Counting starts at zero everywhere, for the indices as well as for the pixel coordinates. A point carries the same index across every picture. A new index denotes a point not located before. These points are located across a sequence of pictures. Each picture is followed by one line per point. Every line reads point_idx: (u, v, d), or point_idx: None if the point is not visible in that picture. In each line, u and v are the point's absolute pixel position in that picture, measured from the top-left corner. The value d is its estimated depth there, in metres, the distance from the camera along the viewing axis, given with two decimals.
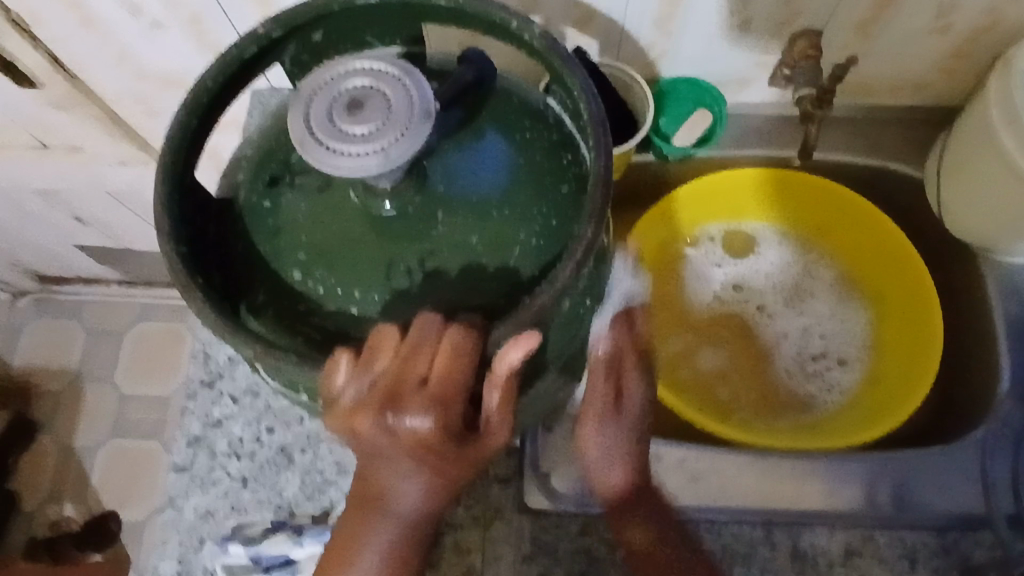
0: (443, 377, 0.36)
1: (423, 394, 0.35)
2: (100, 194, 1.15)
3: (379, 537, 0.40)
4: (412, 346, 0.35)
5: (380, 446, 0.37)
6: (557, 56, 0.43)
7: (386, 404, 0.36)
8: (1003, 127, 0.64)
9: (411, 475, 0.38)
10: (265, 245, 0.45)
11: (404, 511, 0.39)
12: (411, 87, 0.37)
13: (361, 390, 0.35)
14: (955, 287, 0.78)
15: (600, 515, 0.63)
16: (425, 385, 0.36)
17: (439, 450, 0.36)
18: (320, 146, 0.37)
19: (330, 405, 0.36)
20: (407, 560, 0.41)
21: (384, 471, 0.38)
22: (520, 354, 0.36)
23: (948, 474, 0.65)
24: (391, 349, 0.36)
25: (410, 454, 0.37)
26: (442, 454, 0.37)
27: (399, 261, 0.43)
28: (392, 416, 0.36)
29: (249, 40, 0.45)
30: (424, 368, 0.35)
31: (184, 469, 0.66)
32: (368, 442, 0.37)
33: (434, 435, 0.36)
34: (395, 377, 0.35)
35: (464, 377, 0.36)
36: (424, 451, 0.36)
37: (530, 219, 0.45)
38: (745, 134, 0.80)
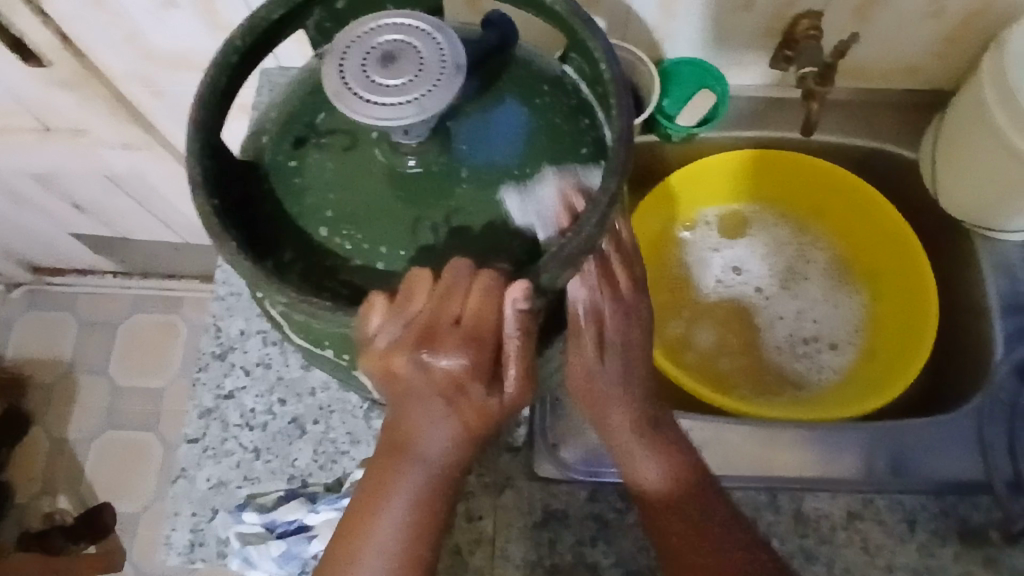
0: (472, 320, 0.39)
1: (455, 334, 0.40)
2: (99, 178, 1.14)
3: (409, 482, 0.44)
4: (446, 288, 0.39)
5: (415, 385, 0.40)
6: (578, 19, 0.45)
7: (421, 342, 0.39)
8: (997, 104, 0.66)
9: (440, 418, 0.42)
10: (291, 204, 0.46)
11: (431, 456, 0.43)
12: (441, 42, 0.39)
13: (399, 329, 0.39)
14: (949, 265, 0.80)
15: (609, 482, 0.65)
16: (458, 325, 0.39)
17: (468, 390, 0.40)
18: (355, 97, 0.38)
19: (370, 344, 0.40)
20: (433, 506, 0.44)
21: (417, 413, 0.42)
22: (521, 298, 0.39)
23: (946, 443, 0.67)
24: (426, 293, 0.39)
25: (441, 394, 0.41)
26: (470, 395, 0.41)
27: (425, 218, 0.44)
28: (427, 352, 0.40)
29: (276, 2, 0.46)
30: (457, 310, 0.39)
31: (196, 440, 0.67)
32: (404, 381, 0.40)
33: (464, 374, 0.40)
34: (430, 317, 0.39)
35: (491, 321, 0.39)
36: (454, 389, 0.40)
37: (552, 179, 0.46)
38: (745, 116, 0.82)
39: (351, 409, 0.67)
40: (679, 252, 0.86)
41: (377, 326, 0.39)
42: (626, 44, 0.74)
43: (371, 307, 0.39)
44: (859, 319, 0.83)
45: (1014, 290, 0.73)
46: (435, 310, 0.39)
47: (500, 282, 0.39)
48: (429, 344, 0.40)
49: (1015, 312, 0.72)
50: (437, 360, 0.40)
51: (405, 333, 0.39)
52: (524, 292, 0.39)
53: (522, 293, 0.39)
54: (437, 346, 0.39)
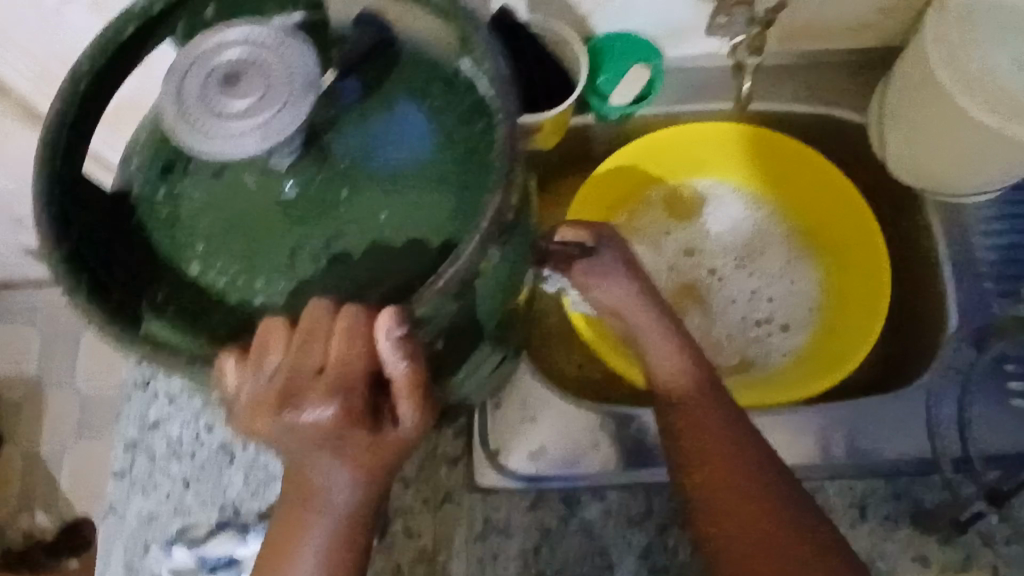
0: (336, 365, 0.37)
1: (318, 384, 0.37)
2: None
3: (314, 529, 0.41)
4: (306, 334, 0.37)
5: (290, 442, 0.38)
6: (457, 12, 0.41)
7: (284, 402, 0.37)
8: (939, 65, 0.61)
9: (333, 467, 0.39)
10: (161, 237, 0.42)
11: (333, 501, 0.40)
12: (293, 57, 0.35)
13: (257, 390, 0.37)
14: (903, 231, 0.77)
15: (552, 488, 0.63)
16: (321, 375, 0.37)
17: (350, 434, 0.38)
18: (195, 128, 0.34)
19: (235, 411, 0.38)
20: (352, 544, 0.42)
21: (308, 467, 0.39)
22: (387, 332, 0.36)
23: (897, 422, 0.64)
24: (284, 347, 0.37)
25: (322, 444, 0.38)
26: (358, 440, 0.38)
27: (303, 244, 0.41)
28: (293, 412, 0.36)
29: (125, 18, 0.42)
30: (319, 359, 0.37)
31: (123, 473, 0.64)
32: (274, 438, 0.38)
33: (338, 424, 0.37)
34: (289, 371, 0.37)
35: (360, 360, 0.37)
36: (335, 439, 0.38)
37: (443, 190, 0.42)
38: (687, 90, 0.78)
39: None
40: (627, 237, 0.82)
41: (235, 388, 0.37)
42: (550, 21, 0.70)
43: (225, 367, 0.38)
44: (815, 298, 0.79)
45: (969, 253, 0.70)
46: (293, 363, 0.37)
47: (364, 315, 0.37)
48: (291, 402, 0.36)
49: (974, 275, 0.68)
50: (303, 418, 0.37)
51: (265, 393, 0.37)
52: (395, 319, 0.36)
53: (392, 322, 0.36)
54: (300, 400, 0.36)
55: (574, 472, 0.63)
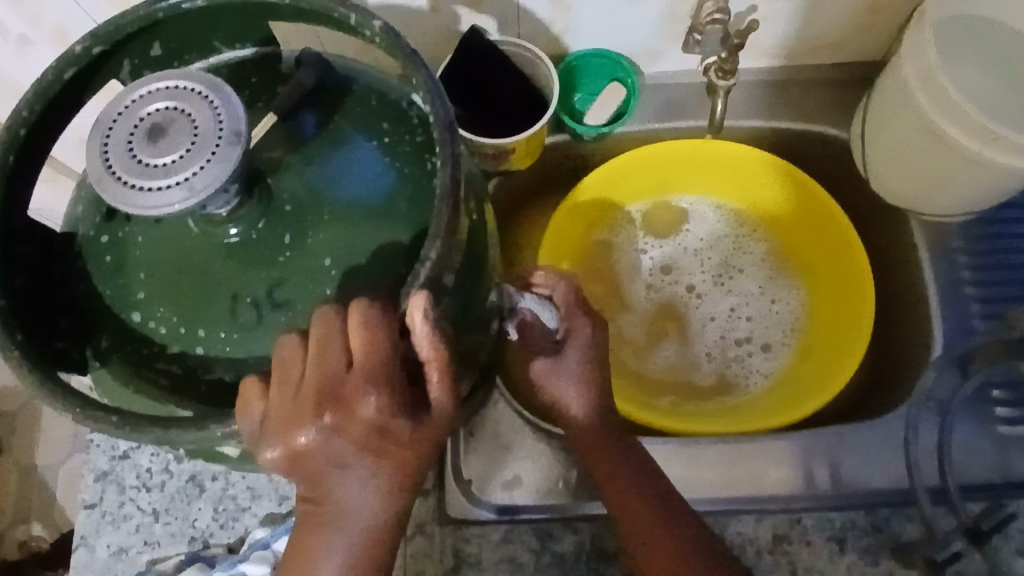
0: (364, 359, 0.33)
1: (355, 379, 0.33)
2: None
3: (340, 541, 0.37)
4: (324, 336, 0.33)
5: (331, 454, 0.33)
6: (399, 51, 0.39)
7: (325, 405, 0.32)
8: (918, 84, 0.61)
9: (364, 476, 0.35)
10: (105, 284, 0.41)
11: (358, 513, 0.36)
12: (219, 106, 0.34)
13: (288, 405, 0.33)
14: (886, 249, 0.75)
15: (523, 521, 0.62)
16: (351, 372, 0.33)
17: (393, 431, 0.34)
18: (119, 183, 0.33)
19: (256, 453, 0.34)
20: (380, 555, 0.38)
21: (333, 479, 0.35)
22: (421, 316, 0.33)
23: (874, 444, 0.64)
24: (301, 357, 0.34)
25: (361, 445, 0.33)
26: (398, 434, 0.34)
27: (244, 293, 0.40)
28: (333, 415, 0.32)
29: (64, 61, 0.41)
30: (343, 356, 0.33)
31: (93, 505, 0.64)
32: (313, 457, 0.33)
33: (384, 417, 0.33)
34: (320, 376, 0.33)
35: (387, 348, 0.33)
36: (379, 439, 0.34)
37: (390, 232, 0.41)
38: (666, 107, 0.76)
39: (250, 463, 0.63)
40: (604, 256, 0.81)
41: (262, 414, 0.33)
42: (522, 43, 0.68)
43: (246, 400, 0.34)
44: (795, 316, 0.79)
45: (953, 273, 0.68)
46: (317, 368, 0.33)
47: (382, 310, 0.33)
48: (333, 405, 0.32)
49: (953, 294, 0.67)
50: (351, 417, 0.33)
51: (296, 406, 0.33)
52: (428, 302, 0.34)
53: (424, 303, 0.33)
54: (342, 401, 0.32)
55: (549, 503, 0.63)
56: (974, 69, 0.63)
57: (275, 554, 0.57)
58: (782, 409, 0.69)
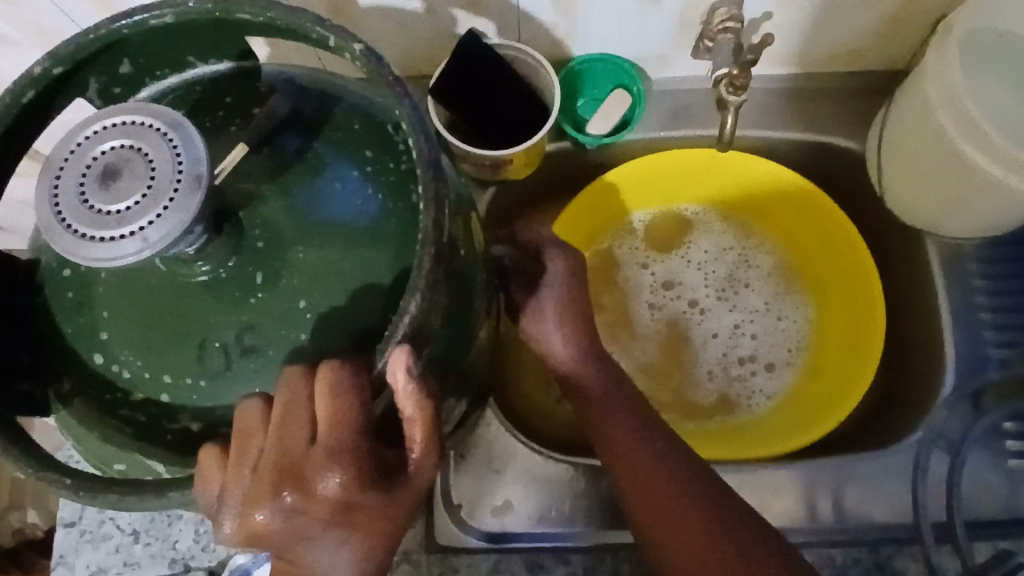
0: (329, 428, 0.30)
1: (317, 454, 0.30)
2: None
3: None
4: (288, 405, 0.31)
5: (293, 532, 0.31)
6: (382, 79, 0.37)
7: (283, 482, 0.30)
8: (940, 105, 0.58)
9: (334, 553, 0.32)
10: (67, 322, 0.39)
11: None
12: (178, 145, 0.31)
13: (246, 481, 0.31)
14: (900, 268, 0.72)
15: (513, 551, 0.60)
16: (316, 443, 0.30)
17: (361, 504, 0.31)
18: (69, 232, 0.31)
19: (215, 526, 0.31)
20: None
21: (301, 556, 0.33)
22: (406, 374, 0.31)
23: (880, 477, 0.62)
24: (263, 428, 0.32)
25: (329, 522, 0.31)
26: (368, 508, 0.32)
27: (212, 337, 0.37)
28: (293, 495, 0.30)
29: (23, 83, 0.38)
30: (309, 424, 0.31)
31: (72, 523, 0.62)
32: (273, 539, 0.30)
33: (352, 494, 0.30)
34: (280, 447, 0.30)
35: (356, 417, 0.30)
36: (346, 513, 0.31)
37: (369, 273, 0.39)
38: (673, 115, 0.72)
39: None
40: (604, 269, 0.78)
41: (219, 489, 0.31)
42: (522, 47, 0.65)
43: (206, 472, 0.31)
44: (801, 334, 0.76)
45: (969, 298, 0.65)
46: (279, 438, 0.31)
47: (350, 374, 0.31)
48: (291, 482, 0.30)
49: (969, 320, 0.64)
50: (312, 496, 0.30)
51: (255, 483, 0.30)
52: (411, 359, 0.31)
53: (405, 359, 0.31)
54: (303, 479, 0.30)
55: (540, 532, 0.61)
56: (1007, 88, 0.59)
57: None
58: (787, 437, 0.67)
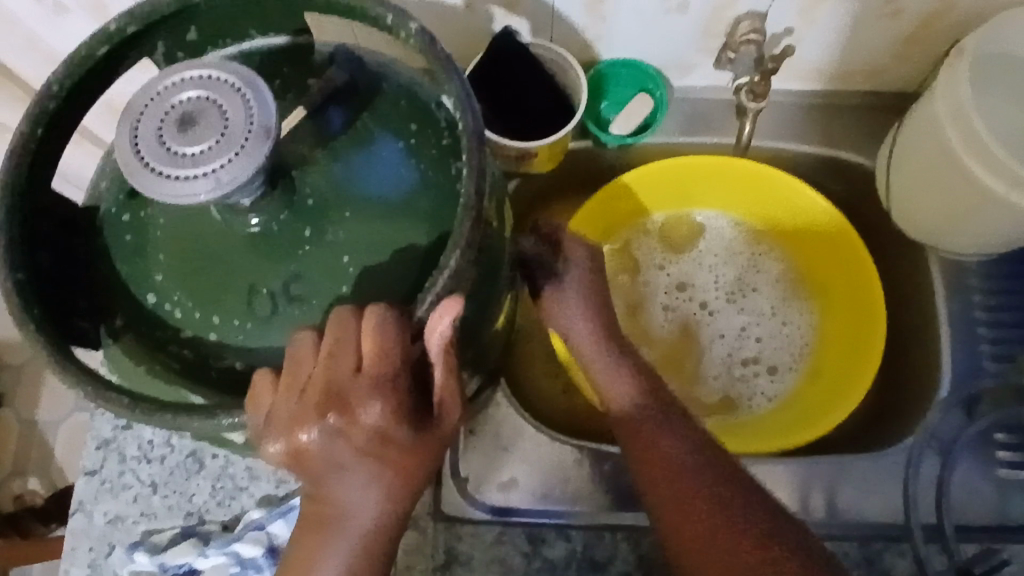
0: (373, 364, 0.33)
1: (360, 384, 0.33)
2: None
3: (333, 545, 0.38)
4: (335, 341, 0.33)
5: (330, 453, 0.34)
6: (434, 56, 0.40)
7: (329, 405, 0.33)
8: (949, 122, 0.61)
9: (364, 482, 0.36)
10: (124, 264, 0.42)
11: (357, 518, 0.37)
12: (250, 99, 0.35)
13: (294, 405, 0.33)
14: (903, 282, 0.75)
15: (516, 524, 0.62)
16: (360, 375, 0.33)
17: (394, 438, 0.34)
18: (147, 170, 0.34)
19: (261, 446, 0.34)
20: (375, 561, 0.39)
21: (334, 483, 0.36)
22: (449, 324, 0.34)
23: (873, 477, 0.64)
24: (312, 358, 0.34)
25: (364, 450, 0.34)
26: (399, 442, 0.35)
27: (261, 284, 0.40)
28: (336, 417, 0.33)
29: (98, 37, 0.41)
30: (355, 358, 0.33)
31: (93, 473, 0.64)
32: (315, 457, 0.34)
33: (387, 425, 0.34)
34: (327, 376, 0.33)
35: (397, 355, 0.33)
36: (379, 444, 0.34)
37: (408, 235, 0.42)
38: (692, 121, 0.76)
39: None
40: (617, 267, 0.81)
41: (266, 411, 0.33)
42: (552, 46, 0.68)
43: (256, 393, 0.34)
44: (805, 341, 0.78)
45: (968, 312, 0.68)
46: (327, 368, 0.33)
47: (394, 318, 0.34)
48: (337, 407, 0.33)
49: (966, 333, 0.67)
50: (353, 421, 0.33)
51: (301, 406, 0.33)
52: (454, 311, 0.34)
53: (450, 311, 0.34)
54: (347, 406, 0.33)
55: (542, 508, 0.63)
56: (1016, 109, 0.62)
57: (269, 536, 0.59)
58: (786, 433, 0.69)
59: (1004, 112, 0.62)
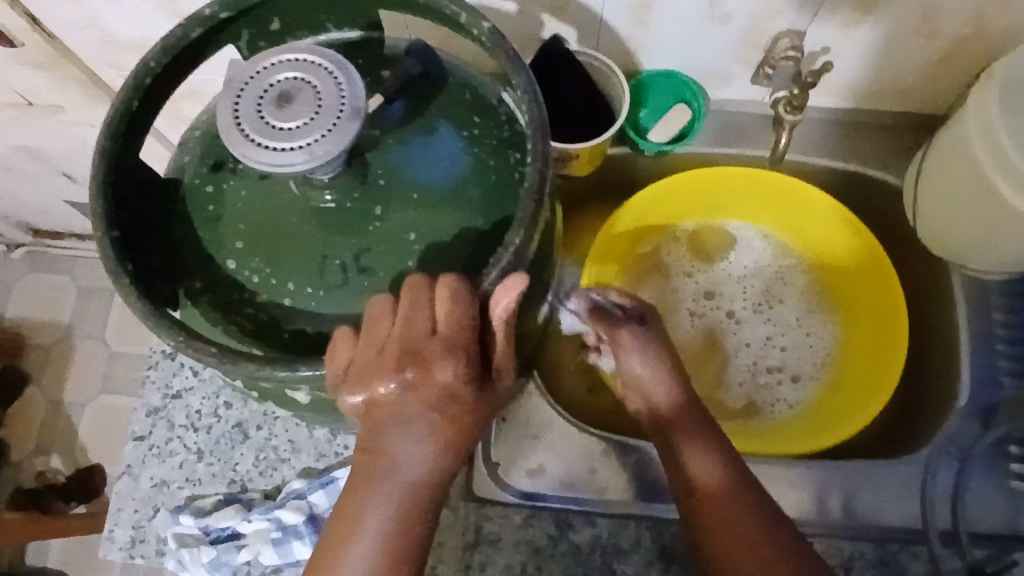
0: (447, 325, 0.37)
1: (434, 343, 0.37)
2: (56, 173, 1.10)
3: (382, 499, 0.40)
4: (412, 303, 0.37)
5: (401, 404, 0.38)
6: (503, 52, 0.43)
7: (405, 359, 0.37)
8: (979, 142, 0.63)
9: (423, 437, 0.39)
10: (205, 232, 0.45)
11: (411, 472, 0.40)
12: (342, 81, 0.38)
13: (372, 357, 0.37)
14: (925, 297, 0.77)
15: (544, 508, 0.64)
16: (435, 334, 0.37)
17: (458, 396, 0.38)
18: (247, 141, 0.37)
19: (337, 394, 0.38)
20: (419, 519, 0.41)
21: (396, 435, 0.39)
22: (512, 299, 0.37)
23: (890, 482, 0.66)
24: (389, 318, 0.38)
25: (430, 405, 0.38)
26: (462, 401, 0.38)
27: (333, 255, 0.43)
28: (411, 372, 0.37)
29: (193, 21, 0.45)
30: (430, 319, 0.37)
31: (142, 438, 0.67)
32: (387, 407, 0.38)
33: (455, 383, 0.37)
34: (405, 333, 0.37)
35: (468, 319, 0.37)
36: (445, 401, 0.38)
37: (470, 218, 0.45)
38: (725, 132, 0.78)
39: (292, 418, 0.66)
40: (645, 271, 0.84)
41: (347, 362, 0.37)
42: (597, 54, 0.71)
43: (336, 347, 0.38)
44: (828, 352, 0.81)
45: (988, 328, 0.70)
46: (405, 327, 0.37)
47: (466, 286, 0.37)
48: (411, 362, 0.37)
49: (986, 347, 0.69)
50: (425, 376, 0.37)
51: (379, 358, 0.37)
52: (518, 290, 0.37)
53: (515, 288, 0.37)
54: (421, 361, 0.37)
55: (569, 495, 0.66)
56: None
57: (310, 505, 0.62)
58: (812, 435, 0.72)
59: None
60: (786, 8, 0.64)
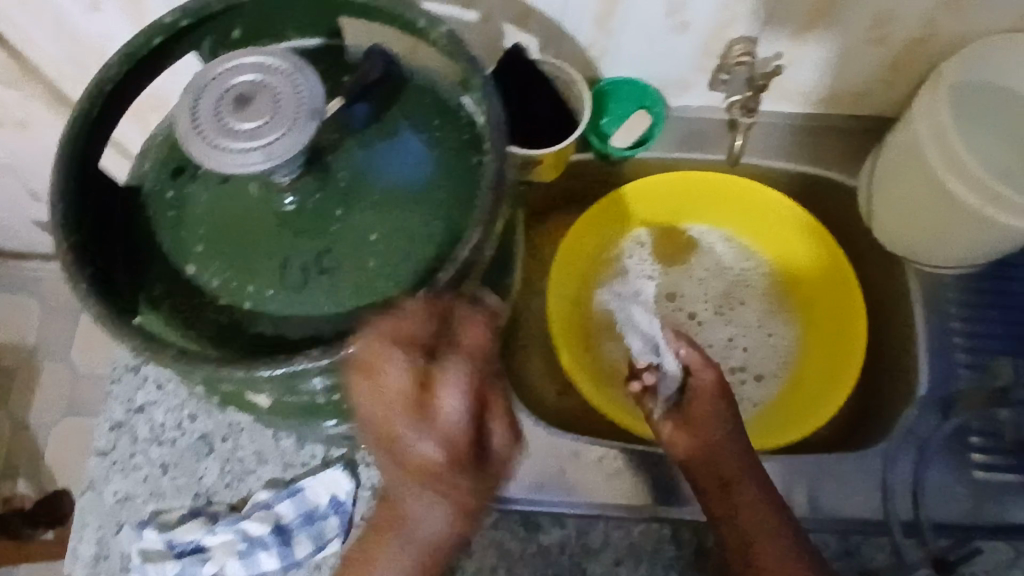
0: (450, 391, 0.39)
1: (436, 412, 0.39)
2: (21, 190, 1.08)
3: (401, 551, 0.43)
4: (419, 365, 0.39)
5: (409, 469, 0.40)
6: (463, 58, 0.44)
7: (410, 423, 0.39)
8: (928, 141, 0.66)
9: (431, 504, 0.41)
10: (166, 236, 0.45)
11: (424, 534, 0.42)
12: (301, 83, 0.38)
13: (384, 413, 0.39)
14: (882, 294, 0.79)
15: (512, 509, 0.64)
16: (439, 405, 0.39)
17: (460, 468, 0.39)
18: (206, 142, 0.37)
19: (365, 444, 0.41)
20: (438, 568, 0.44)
21: (407, 497, 0.41)
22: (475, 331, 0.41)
23: (851, 475, 0.67)
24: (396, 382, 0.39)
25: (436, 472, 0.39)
26: (465, 471, 0.39)
27: (293, 258, 0.44)
28: (416, 430, 0.39)
29: (155, 30, 0.46)
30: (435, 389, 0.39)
31: (105, 453, 0.66)
32: (400, 468, 0.40)
33: (456, 450, 0.39)
34: (412, 397, 0.39)
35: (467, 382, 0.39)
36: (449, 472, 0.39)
37: (430, 219, 0.45)
38: (687, 139, 0.80)
39: (259, 428, 0.66)
40: (609, 275, 0.85)
41: (365, 411, 0.40)
42: (560, 63, 0.73)
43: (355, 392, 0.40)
44: (787, 351, 0.83)
45: (943, 322, 0.72)
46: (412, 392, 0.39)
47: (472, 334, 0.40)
48: (417, 426, 0.39)
49: (942, 341, 0.71)
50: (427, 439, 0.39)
51: (390, 417, 0.39)
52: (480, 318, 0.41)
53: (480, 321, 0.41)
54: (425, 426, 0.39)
55: (541, 498, 0.65)
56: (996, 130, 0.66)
57: (277, 516, 0.61)
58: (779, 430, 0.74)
59: (981, 144, 0.66)
60: (740, 15, 0.66)
